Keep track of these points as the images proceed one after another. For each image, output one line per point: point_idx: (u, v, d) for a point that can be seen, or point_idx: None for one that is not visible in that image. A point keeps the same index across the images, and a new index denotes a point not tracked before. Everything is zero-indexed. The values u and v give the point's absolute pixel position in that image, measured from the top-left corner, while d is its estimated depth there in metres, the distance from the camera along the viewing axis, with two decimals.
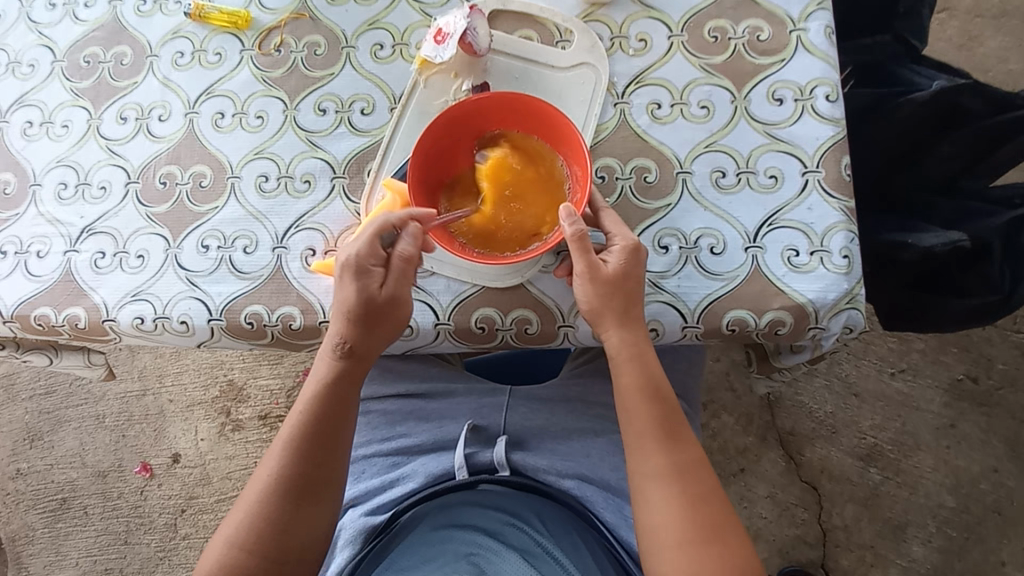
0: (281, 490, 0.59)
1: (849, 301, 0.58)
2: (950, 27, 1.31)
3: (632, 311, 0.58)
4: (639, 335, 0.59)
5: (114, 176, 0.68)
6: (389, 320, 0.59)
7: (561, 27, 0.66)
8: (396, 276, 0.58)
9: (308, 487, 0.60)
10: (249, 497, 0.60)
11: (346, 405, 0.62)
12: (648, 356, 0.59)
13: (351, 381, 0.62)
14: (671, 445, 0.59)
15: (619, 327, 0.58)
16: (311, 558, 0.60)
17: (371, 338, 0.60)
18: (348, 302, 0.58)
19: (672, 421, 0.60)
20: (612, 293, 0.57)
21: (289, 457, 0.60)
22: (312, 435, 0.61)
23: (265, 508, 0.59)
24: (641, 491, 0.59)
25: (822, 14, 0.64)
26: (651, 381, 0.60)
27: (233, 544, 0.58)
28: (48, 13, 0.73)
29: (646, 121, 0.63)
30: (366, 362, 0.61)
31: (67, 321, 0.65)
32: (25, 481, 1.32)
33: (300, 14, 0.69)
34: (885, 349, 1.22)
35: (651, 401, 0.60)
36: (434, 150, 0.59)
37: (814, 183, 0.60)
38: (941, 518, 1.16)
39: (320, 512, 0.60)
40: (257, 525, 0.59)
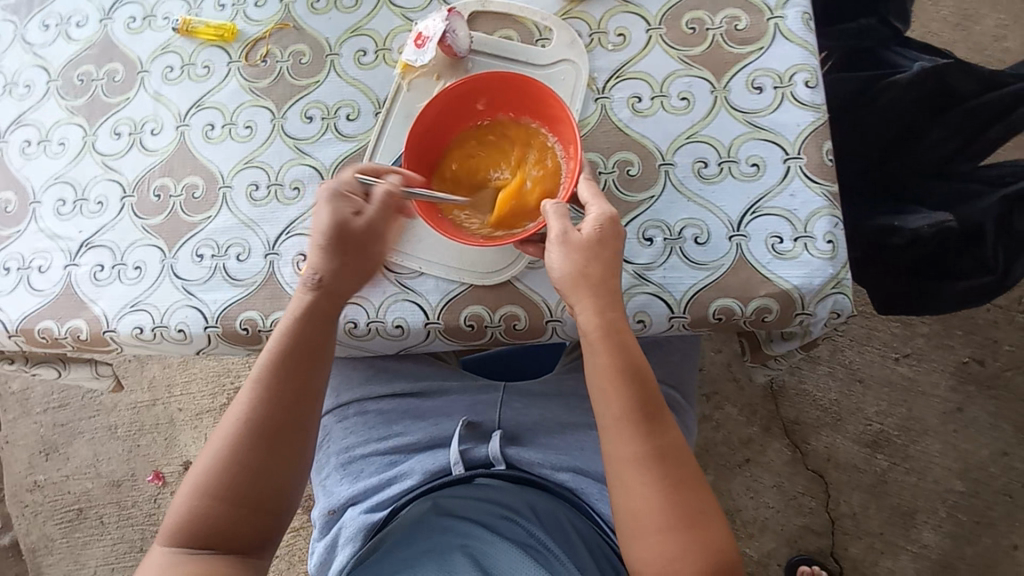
0: (250, 433, 0.57)
1: (834, 286, 0.58)
2: (944, 7, 1.29)
3: (606, 281, 0.56)
4: (610, 307, 0.56)
5: (110, 191, 0.70)
6: (367, 253, 0.60)
7: (540, 25, 0.67)
8: (380, 212, 0.60)
9: (278, 428, 0.58)
10: (216, 442, 0.58)
11: (318, 343, 0.60)
12: (625, 335, 0.57)
13: (321, 316, 0.60)
14: (650, 429, 0.56)
15: (595, 297, 0.56)
16: (280, 504, 0.58)
17: (349, 270, 0.60)
18: (325, 228, 0.59)
19: (651, 403, 0.57)
20: (590, 258, 0.56)
21: (258, 395, 0.58)
22: (286, 367, 0.59)
23: (232, 452, 0.57)
24: (621, 477, 0.56)
25: (799, 1, 0.64)
26: (629, 361, 0.56)
27: (201, 490, 0.56)
28: (42, 34, 0.75)
29: (627, 115, 0.64)
30: (340, 293, 0.60)
31: (69, 334, 0.67)
32: (43, 493, 1.35)
33: (284, 25, 0.70)
34: (888, 335, 1.21)
35: (628, 383, 0.56)
36: (438, 118, 0.61)
37: (796, 170, 0.60)
38: (950, 503, 1.15)
39: (293, 450, 0.59)
40: (226, 470, 0.57)
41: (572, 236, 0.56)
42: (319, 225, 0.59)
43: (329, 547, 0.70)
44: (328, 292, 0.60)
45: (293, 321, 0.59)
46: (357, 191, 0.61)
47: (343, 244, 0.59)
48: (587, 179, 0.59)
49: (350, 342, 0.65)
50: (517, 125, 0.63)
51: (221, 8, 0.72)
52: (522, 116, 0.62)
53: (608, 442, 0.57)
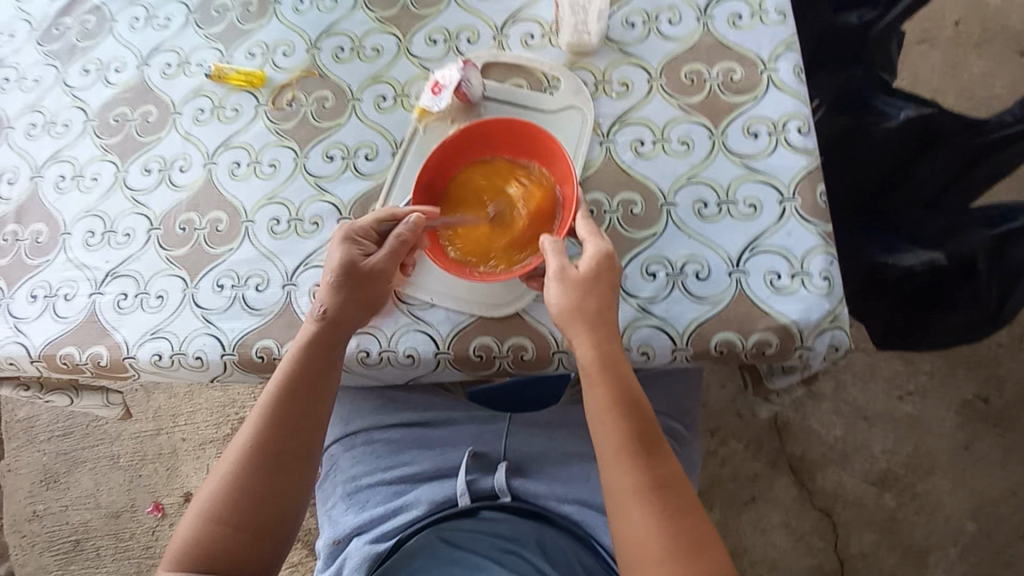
0: (256, 458, 0.60)
1: (832, 321, 0.60)
2: (932, 57, 1.36)
3: (604, 315, 0.59)
4: (609, 341, 0.59)
5: (138, 224, 0.73)
6: (370, 288, 0.63)
7: (549, 75, 0.72)
8: (387, 254, 0.62)
9: (284, 457, 0.61)
10: (224, 469, 0.60)
11: (324, 374, 0.63)
12: (623, 367, 0.59)
13: (326, 348, 0.63)
14: (648, 459, 0.57)
15: (594, 332, 0.58)
16: (283, 527, 0.60)
17: (356, 306, 0.63)
18: (333, 269, 0.63)
19: (649, 435, 0.58)
20: (587, 293, 0.58)
21: (266, 422, 0.61)
22: (293, 395, 0.62)
23: (240, 476, 0.60)
24: (621, 508, 0.57)
25: (790, 55, 0.68)
26: (625, 392, 0.58)
27: (207, 514, 0.58)
28: (82, 78, 0.81)
29: (630, 157, 0.68)
30: (346, 328, 0.63)
31: (90, 360, 0.69)
32: (40, 524, 1.34)
33: (310, 72, 0.76)
34: (891, 372, 1.22)
35: (626, 414, 0.58)
36: (447, 156, 0.65)
37: (791, 210, 0.63)
38: (962, 545, 1.13)
39: (297, 478, 0.61)
40: (233, 495, 0.59)
41: (568, 272, 0.58)
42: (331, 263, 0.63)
43: None
44: (334, 327, 0.62)
45: (300, 350, 0.62)
46: (370, 235, 0.64)
47: (350, 279, 0.62)
48: (584, 216, 0.62)
49: (361, 370, 0.67)
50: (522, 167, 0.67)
51: (252, 57, 0.77)
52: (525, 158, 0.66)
53: (607, 473, 0.58)
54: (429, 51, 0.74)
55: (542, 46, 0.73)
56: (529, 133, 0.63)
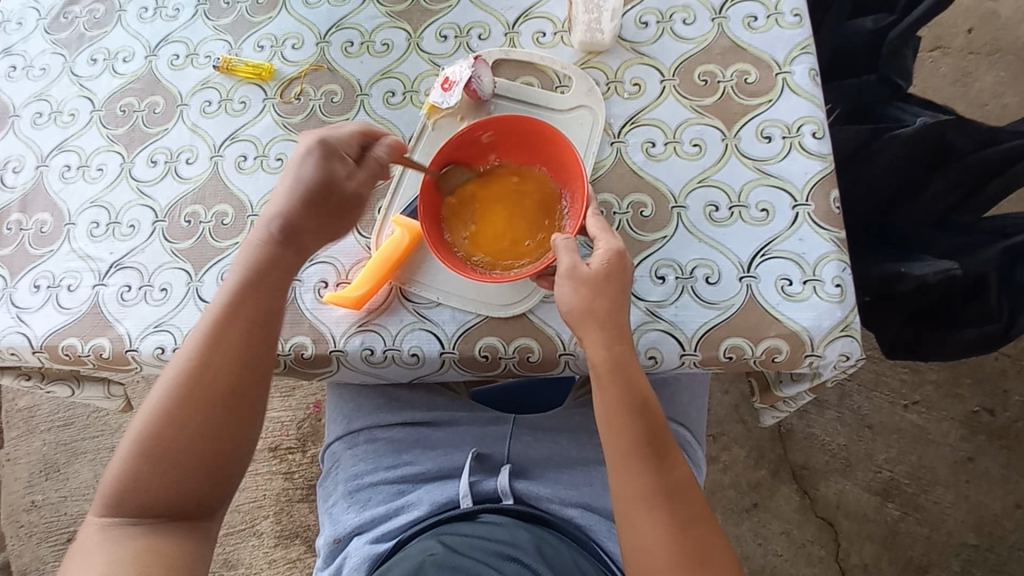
0: (185, 385, 0.55)
1: (843, 329, 0.59)
2: (944, 64, 1.35)
3: (614, 315, 0.58)
4: (619, 342, 0.58)
5: (143, 216, 0.73)
6: (332, 207, 0.61)
7: (560, 74, 0.71)
8: (366, 173, 0.62)
9: (218, 383, 0.55)
10: (155, 400, 0.55)
11: (269, 297, 0.58)
12: (633, 369, 0.58)
13: (276, 264, 0.59)
14: (657, 465, 0.56)
15: (603, 332, 0.57)
16: (227, 463, 0.56)
17: (313, 220, 0.61)
18: (294, 187, 0.60)
19: (658, 439, 0.57)
20: (598, 294, 0.57)
21: (200, 349, 0.56)
22: (234, 317, 0.57)
23: (171, 408, 0.55)
24: (628, 513, 0.56)
25: (806, 58, 0.67)
26: (637, 396, 0.57)
27: (138, 447, 0.54)
28: (90, 67, 0.80)
29: (641, 159, 0.67)
30: (297, 243, 0.60)
31: (92, 352, 0.68)
32: (39, 514, 1.34)
33: (319, 66, 0.75)
34: (896, 381, 1.21)
35: (636, 418, 0.57)
36: (461, 150, 0.64)
37: (804, 216, 0.62)
38: (963, 557, 1.12)
39: (234, 407, 0.56)
40: (166, 429, 0.54)
41: (581, 270, 0.58)
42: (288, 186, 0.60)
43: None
44: (289, 239, 0.60)
45: (248, 271, 0.58)
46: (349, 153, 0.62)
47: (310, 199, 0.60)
48: (594, 214, 0.61)
49: (365, 369, 0.66)
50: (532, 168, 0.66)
51: (261, 49, 0.77)
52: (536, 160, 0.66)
53: (615, 478, 0.57)
54: (440, 47, 0.74)
55: (554, 45, 0.72)
56: (534, 130, 0.63)
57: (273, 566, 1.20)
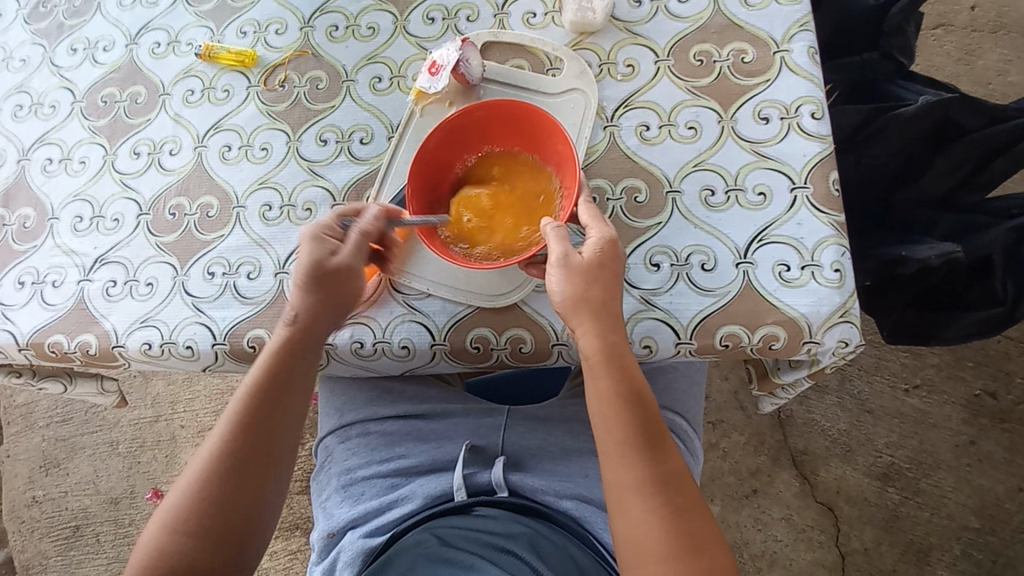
0: (221, 469, 0.58)
1: (842, 315, 0.58)
2: (947, 43, 1.32)
3: (607, 305, 0.56)
4: (612, 332, 0.57)
5: (127, 209, 0.71)
6: (342, 288, 0.61)
7: (551, 56, 0.69)
8: (354, 253, 0.60)
9: (250, 465, 0.58)
10: (187, 476, 0.58)
11: (293, 378, 0.60)
12: (627, 360, 0.57)
13: (299, 350, 0.60)
14: (652, 455, 0.55)
15: (597, 322, 0.56)
16: (249, 539, 0.58)
17: (329, 305, 0.60)
18: (301, 269, 0.60)
19: (653, 430, 0.56)
20: (591, 282, 0.56)
21: (230, 429, 0.59)
22: (261, 400, 0.59)
23: (201, 485, 0.57)
24: (622, 505, 0.55)
25: (805, 36, 0.65)
26: (631, 386, 0.56)
27: (169, 525, 0.56)
28: (70, 57, 0.78)
29: (635, 143, 0.65)
30: (318, 331, 0.61)
31: (78, 348, 0.67)
32: (40, 509, 1.34)
33: (303, 52, 0.73)
34: (897, 365, 1.20)
35: (630, 409, 0.56)
36: (451, 133, 0.62)
37: (803, 199, 0.61)
38: (965, 541, 1.12)
39: (265, 488, 0.59)
40: (196, 506, 0.57)
41: (572, 258, 0.56)
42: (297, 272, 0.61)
43: (327, 571, 0.69)
44: (309, 328, 0.60)
45: (273, 353, 0.60)
46: (335, 232, 0.61)
47: (315, 282, 0.60)
48: (587, 201, 0.59)
49: (355, 362, 0.65)
50: (522, 152, 0.64)
51: (243, 36, 0.74)
52: (526, 145, 0.64)
53: (609, 469, 0.56)
54: (427, 30, 0.71)
55: (544, 26, 0.70)
56: (517, 116, 0.62)
57: (274, 558, 1.20)
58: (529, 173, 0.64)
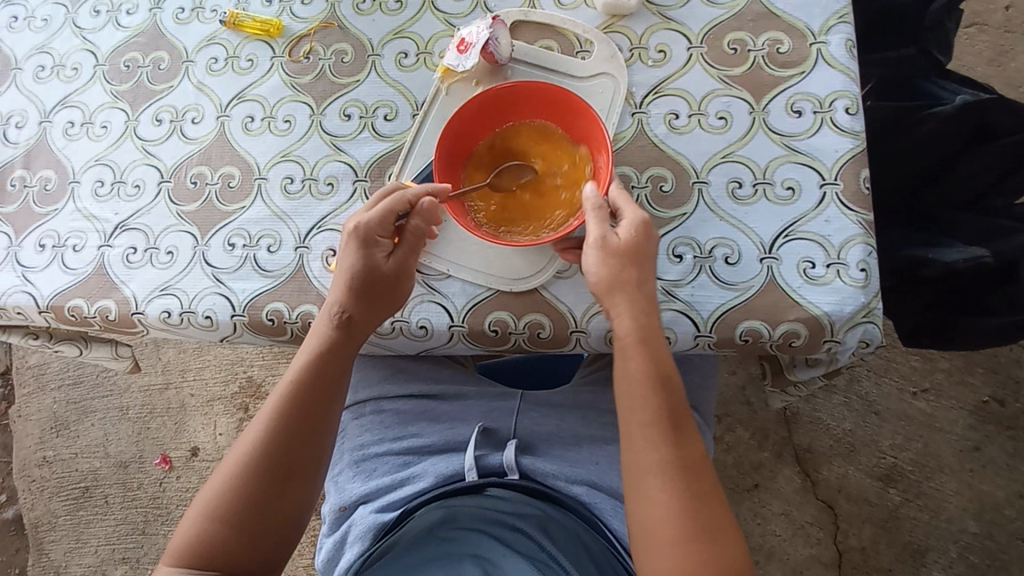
0: (264, 462, 0.59)
1: (865, 315, 0.58)
2: (980, 42, 1.29)
3: (644, 286, 0.57)
4: (645, 313, 0.56)
5: (148, 175, 0.71)
6: (388, 292, 0.61)
7: (581, 38, 0.67)
8: (407, 249, 0.61)
9: (291, 462, 0.59)
10: (230, 468, 0.59)
11: (336, 376, 0.62)
12: (659, 342, 0.57)
13: (342, 351, 0.61)
14: (674, 437, 0.56)
15: (631, 304, 0.56)
16: (286, 531, 0.59)
17: (366, 308, 0.60)
18: (348, 269, 0.60)
19: (677, 414, 0.57)
20: (626, 263, 0.56)
21: (276, 426, 0.60)
22: (311, 398, 0.61)
23: (244, 478, 0.58)
24: (642, 482, 0.55)
25: (843, 28, 0.64)
26: (659, 367, 0.56)
27: (212, 514, 0.57)
28: (93, 19, 0.77)
29: (663, 131, 0.64)
30: (356, 333, 0.61)
31: (98, 313, 0.68)
32: (51, 469, 1.37)
33: (329, 23, 0.72)
34: (907, 368, 1.19)
35: (656, 389, 0.56)
36: (487, 106, 0.61)
37: (832, 196, 0.60)
38: (962, 543, 1.13)
39: (306, 485, 0.60)
40: (239, 499, 0.58)
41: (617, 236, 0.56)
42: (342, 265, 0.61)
43: (338, 543, 0.71)
44: (349, 329, 0.61)
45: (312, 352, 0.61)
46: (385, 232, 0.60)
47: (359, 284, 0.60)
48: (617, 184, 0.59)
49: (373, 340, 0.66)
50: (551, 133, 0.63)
51: (269, 4, 0.73)
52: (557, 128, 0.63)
53: (631, 447, 0.57)
54: (456, 6, 0.70)
55: (576, 6, 0.68)
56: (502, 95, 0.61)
57: None
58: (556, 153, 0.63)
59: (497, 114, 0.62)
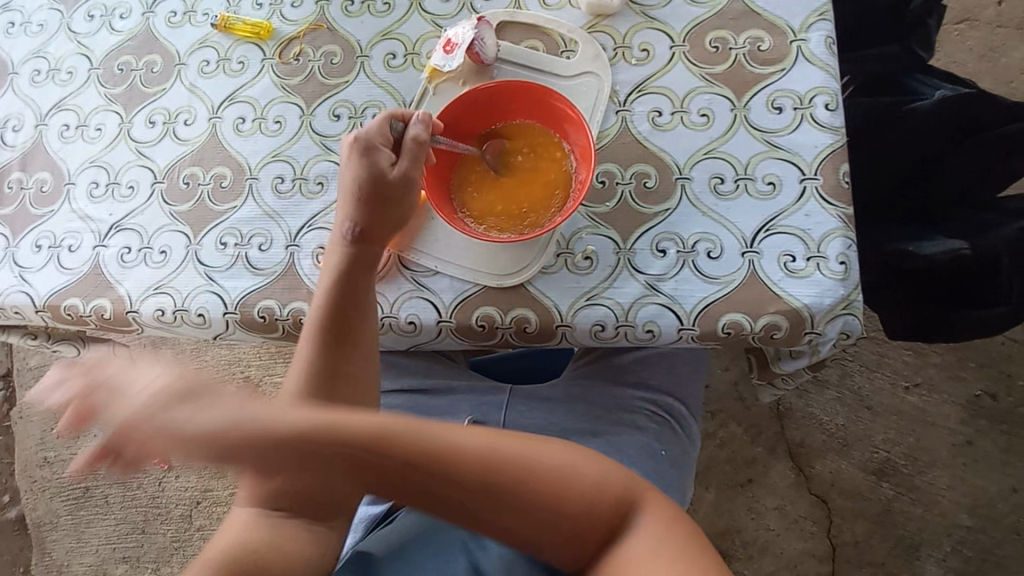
0: (313, 382, 0.64)
1: (845, 308, 0.58)
2: (970, 38, 1.29)
3: (302, 448, 0.53)
4: (340, 475, 0.55)
5: (142, 176, 0.72)
6: (394, 202, 0.63)
7: (566, 38, 0.68)
8: (409, 158, 0.62)
9: (337, 374, 0.65)
10: (284, 401, 0.64)
11: (358, 289, 0.63)
12: (315, 432, 0.53)
13: (365, 264, 0.63)
14: (470, 507, 0.56)
15: (290, 457, 0.52)
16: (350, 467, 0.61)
17: (384, 220, 0.63)
18: (354, 186, 0.63)
19: (443, 484, 0.55)
20: (313, 471, 0.54)
21: (314, 348, 0.64)
22: (339, 316, 0.63)
23: (300, 403, 0.64)
24: (493, 513, 0.55)
25: (823, 25, 0.65)
26: (336, 465, 0.54)
27: (277, 450, 0.62)
28: (87, 24, 0.78)
29: (647, 128, 0.65)
30: (378, 244, 0.63)
31: (93, 312, 0.69)
32: (52, 469, 1.38)
33: (318, 26, 0.73)
34: (899, 362, 1.20)
35: (368, 477, 0.55)
36: (481, 101, 0.63)
37: (812, 191, 0.61)
38: (956, 537, 1.14)
39: (355, 393, 0.66)
40: (298, 423, 0.63)
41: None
42: (149, 386, 0.50)
43: None
44: (368, 242, 0.63)
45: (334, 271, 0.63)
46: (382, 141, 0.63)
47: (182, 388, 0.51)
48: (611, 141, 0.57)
49: None
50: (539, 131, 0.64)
51: (259, 7, 0.74)
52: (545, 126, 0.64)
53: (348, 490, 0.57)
54: (443, 8, 0.71)
55: (560, 7, 0.69)
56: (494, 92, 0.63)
57: None
58: (542, 150, 0.64)
59: (488, 109, 0.64)
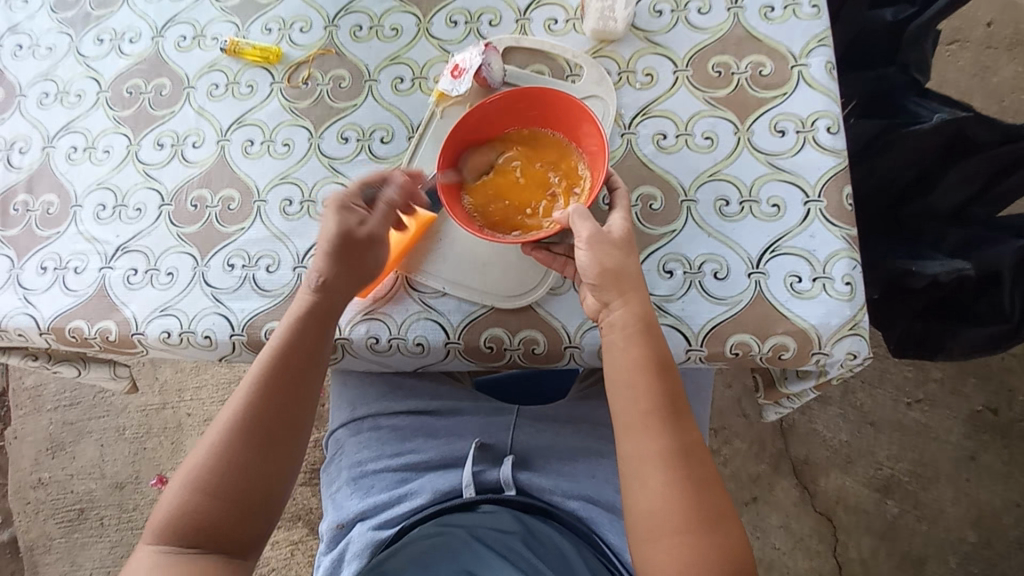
0: (245, 431, 0.60)
1: (851, 327, 0.59)
2: (961, 58, 1.32)
3: (653, 328, 0.58)
4: (655, 354, 0.58)
5: (149, 199, 0.73)
6: (368, 261, 0.63)
7: (572, 62, 0.70)
8: (381, 219, 0.63)
9: (273, 429, 0.60)
10: (210, 439, 0.60)
11: (317, 344, 0.62)
12: (659, 345, 0.58)
13: (323, 318, 0.62)
14: (675, 427, 0.57)
15: (646, 345, 0.57)
16: (271, 505, 0.60)
17: (352, 277, 0.62)
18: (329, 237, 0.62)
19: (678, 409, 0.58)
20: (649, 347, 0.58)
21: (255, 396, 0.60)
22: (290, 371, 0.61)
23: (225, 449, 0.59)
24: (680, 432, 0.57)
25: (823, 51, 0.66)
26: (657, 359, 0.58)
27: (192, 485, 0.58)
28: (96, 48, 0.79)
29: (652, 151, 0.66)
30: (340, 301, 0.62)
31: (98, 334, 0.69)
32: (46, 490, 1.36)
33: (327, 50, 0.74)
34: (901, 378, 1.20)
35: (660, 386, 0.58)
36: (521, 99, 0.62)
37: (816, 213, 0.62)
38: (962, 554, 1.13)
39: (286, 453, 0.61)
40: (220, 469, 0.58)
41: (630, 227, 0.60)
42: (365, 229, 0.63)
43: (336, 561, 0.71)
44: (329, 297, 0.62)
45: (293, 322, 0.61)
46: (360, 201, 0.64)
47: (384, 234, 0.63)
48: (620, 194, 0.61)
49: (370, 357, 0.66)
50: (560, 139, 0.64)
51: (268, 32, 0.75)
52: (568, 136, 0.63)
53: (619, 400, 0.59)
54: (449, 33, 0.72)
55: (565, 32, 0.71)
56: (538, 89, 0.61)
57: (274, 547, 1.21)
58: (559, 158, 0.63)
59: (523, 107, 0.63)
